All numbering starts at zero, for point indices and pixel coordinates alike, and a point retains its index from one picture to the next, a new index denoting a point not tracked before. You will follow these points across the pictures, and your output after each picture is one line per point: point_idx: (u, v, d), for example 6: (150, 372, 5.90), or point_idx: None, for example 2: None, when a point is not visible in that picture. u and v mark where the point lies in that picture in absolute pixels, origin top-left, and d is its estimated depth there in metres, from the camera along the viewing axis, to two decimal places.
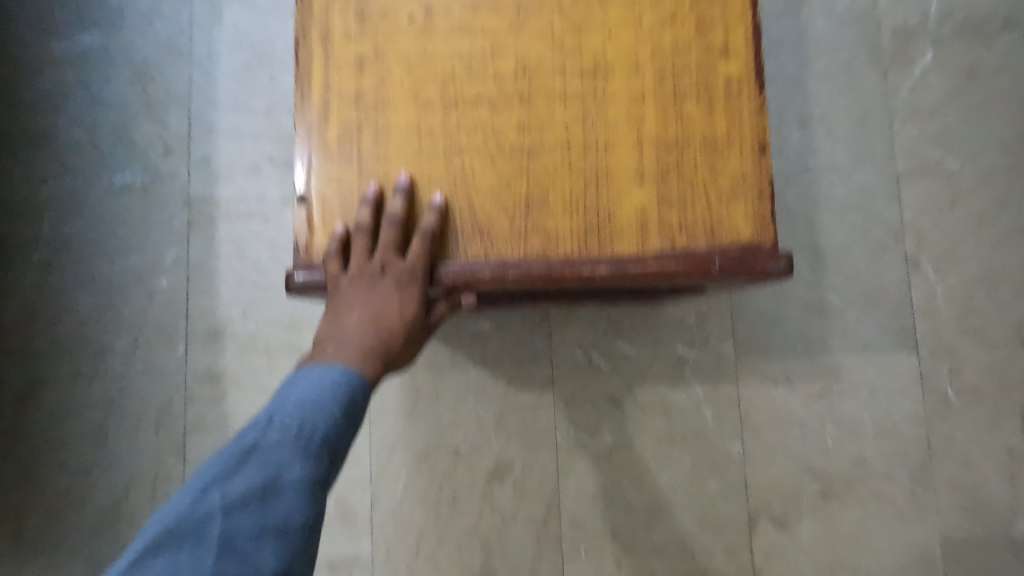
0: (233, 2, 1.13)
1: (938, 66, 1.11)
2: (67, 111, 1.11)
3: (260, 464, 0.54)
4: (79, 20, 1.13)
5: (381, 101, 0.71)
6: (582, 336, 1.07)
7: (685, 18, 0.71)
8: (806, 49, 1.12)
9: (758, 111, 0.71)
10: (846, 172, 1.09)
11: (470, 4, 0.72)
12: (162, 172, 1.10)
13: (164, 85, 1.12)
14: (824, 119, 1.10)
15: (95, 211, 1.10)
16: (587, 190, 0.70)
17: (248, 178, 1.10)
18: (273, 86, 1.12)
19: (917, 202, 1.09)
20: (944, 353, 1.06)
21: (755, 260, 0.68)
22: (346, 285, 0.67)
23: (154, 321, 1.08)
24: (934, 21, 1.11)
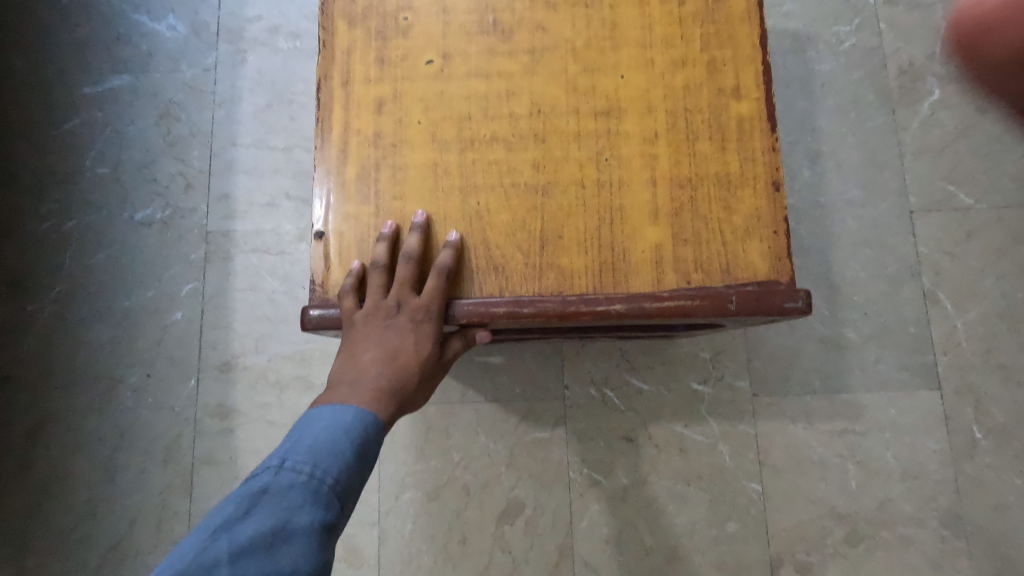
0: (256, 46, 1.18)
1: (946, 103, 1.12)
2: (94, 149, 1.15)
3: (271, 508, 0.53)
4: (110, 64, 1.18)
5: (399, 140, 0.73)
6: (595, 371, 1.05)
7: (696, 60, 0.73)
8: (814, 88, 1.13)
9: (771, 149, 0.71)
10: (859, 207, 1.09)
11: (485, 48, 0.74)
12: (182, 207, 1.13)
13: (187, 124, 1.16)
14: (835, 155, 1.11)
15: (115, 245, 1.12)
16: (602, 226, 0.70)
17: (266, 212, 1.12)
18: (292, 124, 1.15)
19: (932, 236, 1.08)
20: (969, 390, 1.02)
21: (773, 297, 0.68)
22: (361, 322, 0.68)
23: (168, 353, 1.08)
24: (940, 60, 1.13)
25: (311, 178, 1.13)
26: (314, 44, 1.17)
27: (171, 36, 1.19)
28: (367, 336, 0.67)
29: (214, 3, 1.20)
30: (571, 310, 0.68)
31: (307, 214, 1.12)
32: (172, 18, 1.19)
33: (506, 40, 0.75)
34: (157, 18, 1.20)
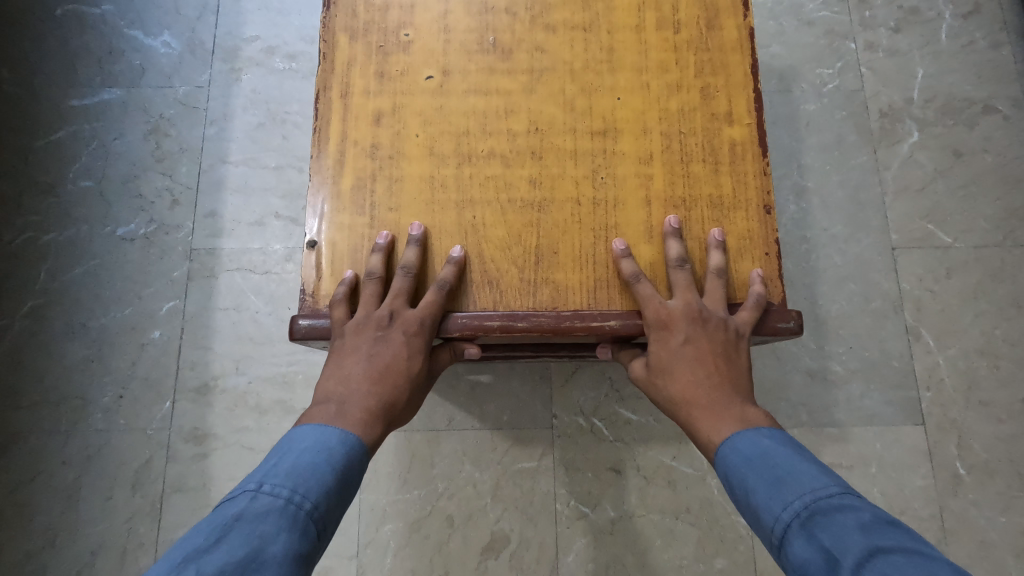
0: (251, 66, 1.18)
1: (925, 144, 1.14)
2: (79, 162, 1.14)
3: (244, 535, 0.51)
4: (100, 77, 1.18)
5: (397, 152, 0.73)
6: (583, 400, 1.05)
7: (691, 85, 0.74)
8: (799, 125, 1.15)
9: (763, 174, 0.72)
10: (844, 242, 1.10)
11: (486, 64, 0.75)
12: (167, 224, 1.12)
13: (177, 140, 1.15)
14: (820, 191, 1.13)
15: (95, 259, 1.11)
16: (597, 243, 0.71)
17: (253, 231, 1.12)
18: (284, 144, 1.15)
19: (914, 273, 1.09)
20: (951, 425, 1.03)
21: (767, 317, 0.69)
22: (352, 333, 0.67)
23: (143, 373, 1.07)
24: (919, 104, 1.16)
25: (300, 198, 1.13)
26: (312, 64, 1.18)
27: (165, 52, 1.19)
28: (358, 347, 0.66)
29: (210, 22, 1.20)
30: (565, 325, 0.68)
31: (295, 234, 1.11)
32: (167, 34, 1.20)
33: (505, 59, 0.75)
34: (151, 33, 1.20)
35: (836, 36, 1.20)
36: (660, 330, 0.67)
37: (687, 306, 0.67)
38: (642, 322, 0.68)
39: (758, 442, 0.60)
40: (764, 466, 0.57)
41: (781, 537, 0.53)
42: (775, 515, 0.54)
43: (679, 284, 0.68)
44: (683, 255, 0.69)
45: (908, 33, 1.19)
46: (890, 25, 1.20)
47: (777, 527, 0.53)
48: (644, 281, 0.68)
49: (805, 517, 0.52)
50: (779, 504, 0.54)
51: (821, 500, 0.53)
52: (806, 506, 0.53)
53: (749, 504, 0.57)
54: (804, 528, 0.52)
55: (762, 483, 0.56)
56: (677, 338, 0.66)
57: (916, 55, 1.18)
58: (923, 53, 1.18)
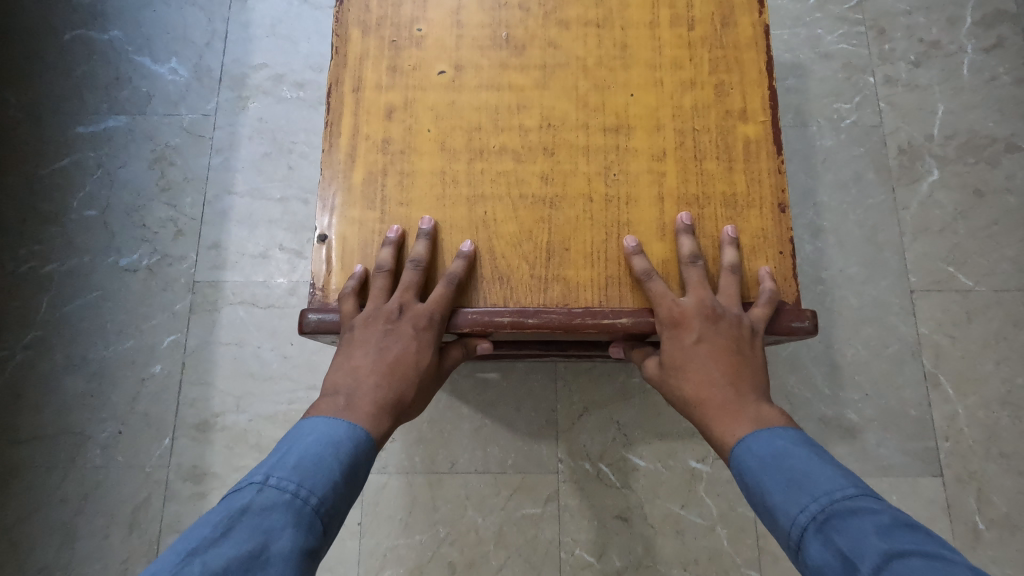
0: (259, 94, 1.19)
1: (945, 183, 1.11)
2: (84, 190, 1.15)
3: (250, 529, 0.52)
4: (107, 104, 1.19)
5: (408, 147, 0.73)
6: (590, 445, 1.02)
7: (705, 82, 0.72)
8: (815, 162, 1.12)
9: (778, 171, 0.71)
10: (860, 283, 1.07)
11: (499, 60, 0.74)
12: (169, 254, 1.12)
13: (182, 170, 1.16)
14: (836, 232, 1.09)
15: (97, 290, 1.11)
16: (609, 240, 0.70)
17: (257, 264, 1.12)
18: (290, 174, 1.15)
19: (933, 316, 1.06)
20: (971, 478, 0.99)
21: (780, 316, 0.68)
22: (361, 326, 0.68)
23: (143, 409, 1.06)
24: (939, 141, 1.13)
25: (305, 230, 1.13)
26: (319, 94, 1.19)
27: (172, 79, 1.20)
28: (366, 339, 0.67)
29: (218, 49, 1.21)
30: (576, 322, 0.67)
31: (299, 266, 1.11)
32: (175, 61, 1.21)
33: (518, 54, 0.74)
34: (159, 60, 1.21)
35: (855, 69, 1.17)
36: (673, 328, 0.66)
37: (700, 304, 0.66)
38: (654, 319, 0.68)
39: (772, 442, 0.59)
40: (779, 467, 0.57)
41: (798, 539, 0.53)
42: (791, 518, 0.54)
43: (691, 281, 0.67)
44: (696, 251, 0.68)
45: (928, 68, 1.16)
46: (910, 59, 1.17)
47: (794, 531, 0.53)
48: (656, 278, 0.67)
49: (821, 520, 0.52)
50: (794, 506, 0.54)
51: (837, 503, 0.52)
52: (822, 509, 0.52)
53: (766, 505, 0.56)
54: (821, 532, 0.51)
55: (777, 484, 0.56)
56: (690, 336, 0.65)
57: (936, 90, 1.15)
58: (943, 88, 1.15)
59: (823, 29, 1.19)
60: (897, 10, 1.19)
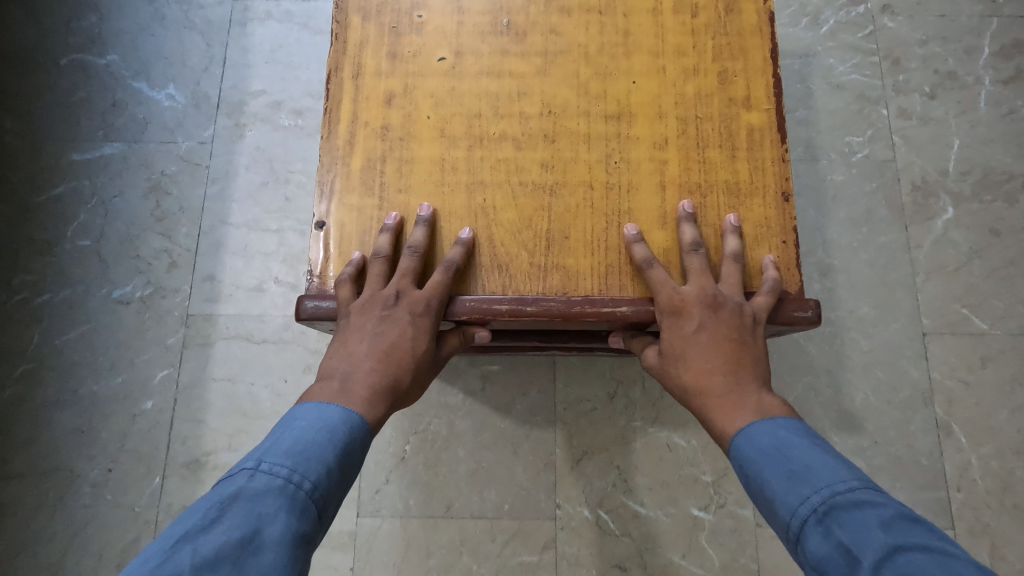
0: (256, 121, 1.15)
1: (960, 221, 1.08)
2: (78, 219, 1.11)
3: (242, 516, 0.50)
4: (102, 131, 1.15)
5: (407, 134, 0.72)
6: (590, 490, 0.98)
7: (707, 70, 0.72)
8: (825, 200, 1.10)
9: (781, 159, 0.70)
10: (871, 326, 1.04)
11: (500, 47, 0.74)
12: (164, 286, 1.09)
13: (178, 199, 1.12)
14: (846, 271, 1.07)
15: (88, 323, 1.07)
16: (609, 228, 0.69)
17: (251, 297, 1.08)
18: (286, 206, 1.12)
19: (946, 360, 1.02)
20: (984, 531, 0.95)
21: (784, 305, 0.67)
22: (356, 312, 0.65)
23: (133, 446, 1.02)
24: (954, 178, 1.10)
25: (302, 263, 1.09)
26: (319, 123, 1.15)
27: (169, 105, 1.17)
28: (361, 326, 0.64)
29: (217, 74, 1.18)
30: (575, 311, 0.66)
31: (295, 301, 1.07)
32: (171, 87, 1.17)
33: (519, 42, 0.74)
34: (156, 86, 1.17)
35: (867, 101, 1.14)
36: (672, 317, 0.64)
37: (701, 291, 0.64)
38: (654, 307, 0.66)
39: (775, 432, 0.57)
40: (781, 458, 0.55)
41: (797, 532, 0.51)
42: (791, 510, 0.52)
43: (692, 268, 0.66)
44: (697, 239, 0.67)
45: (944, 99, 1.14)
46: (925, 90, 1.14)
47: (794, 523, 0.52)
48: (657, 266, 0.66)
49: (822, 513, 0.51)
50: (795, 498, 0.52)
51: (839, 495, 0.51)
52: (824, 501, 0.51)
53: (765, 497, 0.55)
54: (821, 524, 0.50)
55: (777, 475, 0.55)
56: (689, 324, 0.63)
57: (952, 123, 1.13)
58: (960, 122, 1.13)
59: (835, 58, 1.16)
60: (912, 40, 1.17)
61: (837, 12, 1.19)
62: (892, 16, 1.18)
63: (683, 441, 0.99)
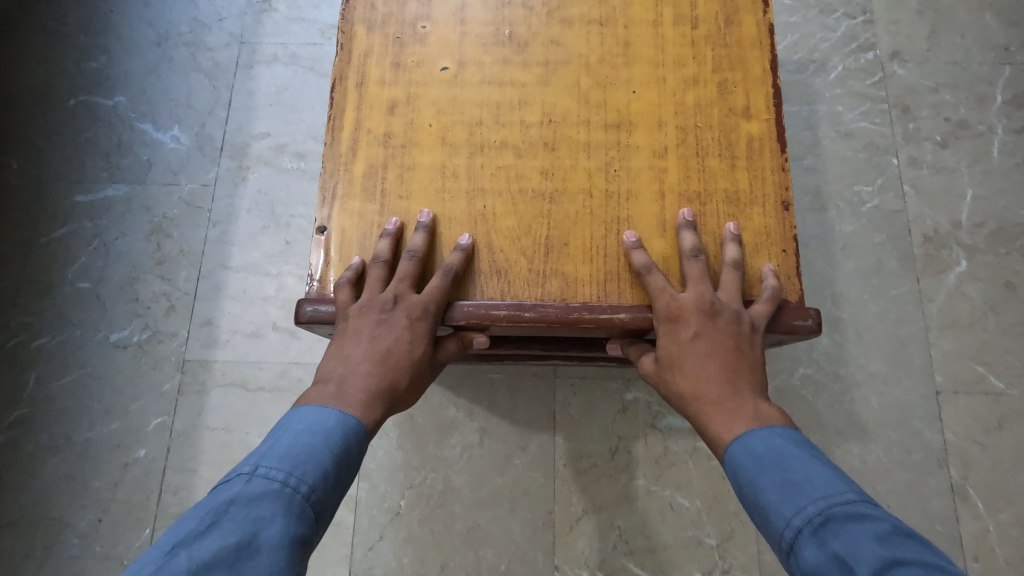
0: (260, 164, 1.14)
1: (974, 274, 1.05)
2: (79, 262, 1.10)
3: (238, 521, 0.49)
4: (107, 171, 1.14)
5: (409, 141, 0.72)
6: (589, 552, 0.94)
7: (707, 80, 0.73)
8: (833, 249, 1.07)
9: (781, 169, 0.70)
10: (881, 383, 1.01)
11: (501, 57, 0.75)
12: (161, 330, 1.07)
13: (179, 243, 1.11)
14: (856, 324, 1.03)
15: (86, 367, 1.05)
16: (608, 235, 0.69)
17: (249, 342, 1.06)
18: (286, 249, 1.10)
19: (960, 422, 0.99)
20: None
21: (783, 314, 0.66)
22: (355, 316, 0.65)
23: (124, 496, 0.99)
24: (967, 230, 1.07)
25: None
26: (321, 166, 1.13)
27: (173, 147, 1.15)
28: (360, 329, 0.64)
29: (221, 117, 1.17)
30: (572, 317, 0.66)
31: (293, 347, 1.05)
32: (177, 128, 1.16)
33: (521, 52, 0.75)
34: (162, 127, 1.17)
35: (877, 150, 1.11)
36: (670, 323, 0.64)
37: (700, 298, 0.64)
38: (652, 314, 0.66)
39: (770, 442, 0.57)
40: (775, 468, 0.55)
41: (791, 542, 0.51)
42: (786, 520, 0.52)
43: (691, 275, 0.66)
44: (697, 246, 0.67)
45: (956, 149, 1.11)
46: (936, 138, 1.12)
47: (788, 533, 0.51)
48: (656, 272, 0.66)
49: (817, 524, 0.50)
50: (790, 508, 0.52)
51: (835, 507, 0.50)
52: (820, 512, 0.50)
53: (759, 507, 0.54)
54: (816, 536, 0.49)
55: (772, 485, 0.54)
56: (687, 331, 0.63)
57: (965, 173, 1.09)
58: (972, 172, 1.09)
59: (844, 105, 1.14)
60: (922, 88, 1.14)
61: (845, 58, 1.17)
62: (901, 63, 1.16)
63: (687, 501, 0.96)
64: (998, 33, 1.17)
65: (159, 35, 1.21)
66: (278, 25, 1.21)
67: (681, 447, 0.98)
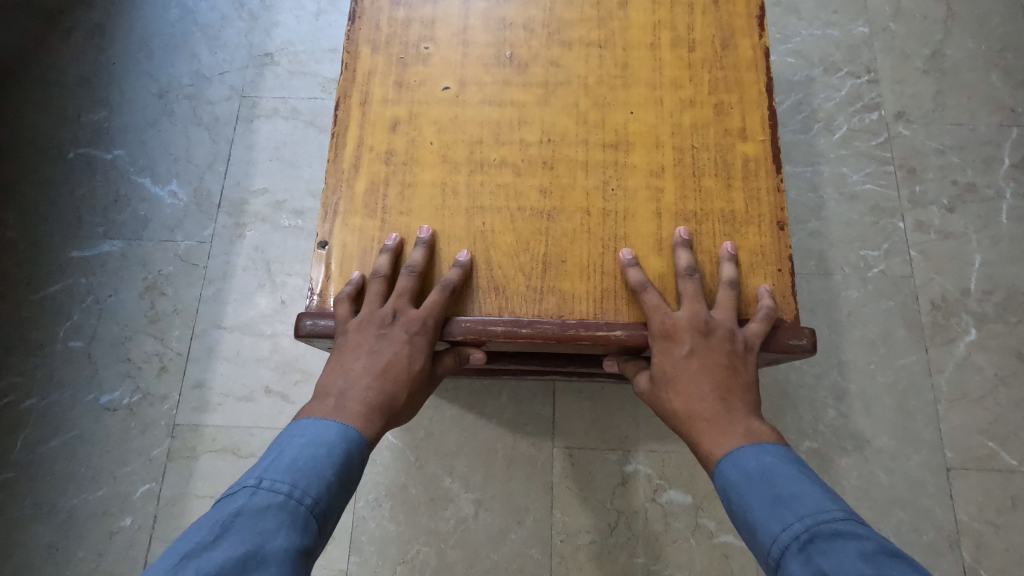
0: (257, 221, 1.14)
1: (984, 344, 1.02)
2: (71, 320, 1.09)
3: (244, 532, 0.49)
4: (104, 227, 1.14)
5: (410, 159, 0.73)
6: None
7: (704, 102, 0.74)
8: (839, 316, 1.04)
9: (776, 190, 0.71)
10: (890, 458, 0.97)
11: (502, 77, 0.76)
12: (152, 393, 1.05)
13: (173, 300, 1.10)
14: (862, 395, 1.00)
15: (74, 431, 1.03)
16: (605, 253, 0.70)
17: (241, 406, 1.04)
18: (281, 309, 1.09)
19: (971, 500, 0.95)
20: None
21: (777, 334, 0.67)
22: (354, 330, 0.66)
23: (107, 567, 0.96)
24: (976, 297, 1.05)
25: (295, 371, 1.06)
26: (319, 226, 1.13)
27: (171, 203, 1.15)
28: (359, 343, 0.65)
29: (220, 172, 1.17)
30: (569, 333, 0.66)
31: (285, 413, 1.03)
32: (175, 183, 1.17)
33: (521, 73, 0.76)
34: (160, 182, 1.17)
35: (883, 213, 1.09)
36: (664, 341, 0.64)
37: (693, 316, 0.65)
38: (647, 332, 0.66)
39: (761, 458, 0.57)
40: (765, 484, 0.55)
41: (778, 558, 0.51)
42: (773, 536, 0.52)
43: (686, 294, 0.66)
44: (692, 265, 0.68)
45: (964, 213, 1.09)
46: (943, 202, 1.10)
47: (774, 549, 0.51)
48: (651, 290, 0.66)
49: (804, 540, 0.50)
50: (777, 524, 0.52)
51: (822, 524, 0.50)
52: (807, 528, 0.50)
53: (748, 522, 0.54)
54: (803, 552, 0.49)
55: (761, 501, 0.54)
56: (681, 349, 0.63)
57: (973, 238, 1.08)
58: (980, 237, 1.08)
59: (849, 166, 1.12)
60: (929, 149, 1.13)
61: (850, 117, 1.15)
62: (907, 123, 1.15)
63: None
64: (1005, 93, 1.16)
65: (161, 88, 1.23)
66: (280, 79, 1.22)
67: (683, 523, 0.95)
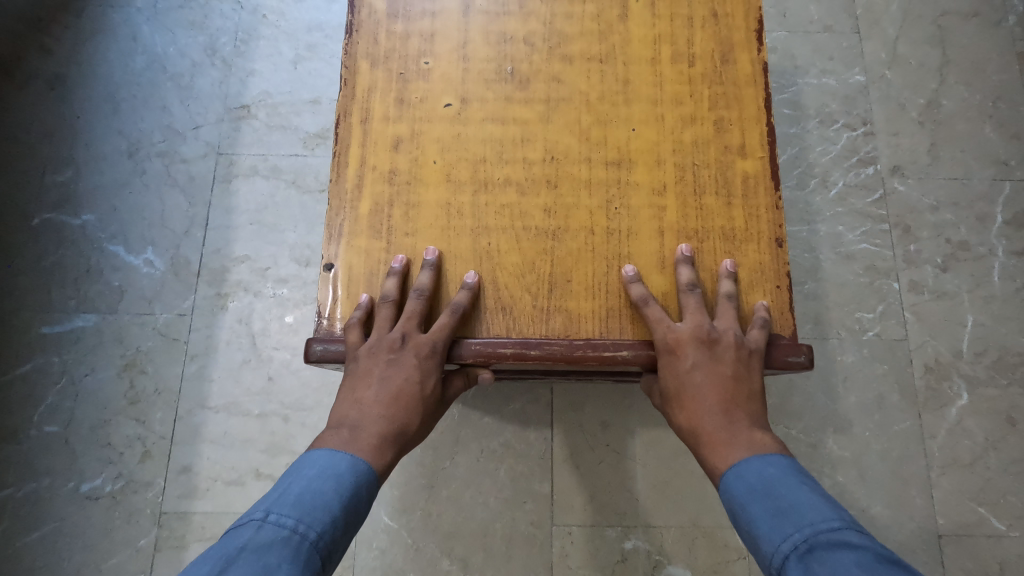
0: (239, 291, 1.10)
1: (976, 408, 1.03)
2: (47, 402, 1.05)
3: (247, 566, 0.50)
4: (75, 301, 1.09)
5: (413, 178, 0.74)
6: None
7: (705, 118, 0.75)
8: (835, 382, 1.04)
9: (775, 207, 0.72)
10: (883, 526, 0.98)
11: (503, 93, 0.76)
12: (135, 480, 1.02)
13: (153, 379, 1.06)
14: (857, 464, 1.01)
15: (55, 521, 1.00)
16: (610, 271, 0.71)
17: (231, 490, 1.01)
18: (269, 386, 1.06)
19: (962, 568, 0.96)
20: None
21: (776, 350, 0.68)
22: (365, 356, 0.66)
23: None
24: (969, 359, 1.05)
25: (284, 452, 1.03)
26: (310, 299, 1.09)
27: (147, 272, 1.11)
28: (371, 369, 0.65)
29: (198, 238, 1.12)
30: (577, 354, 0.67)
31: None
32: (150, 251, 1.12)
33: (522, 88, 0.76)
34: (134, 250, 1.12)
35: (878, 273, 1.09)
36: (667, 355, 0.66)
37: (696, 329, 0.66)
38: (651, 348, 0.67)
39: (763, 470, 0.58)
40: (766, 494, 0.57)
41: (779, 566, 0.52)
42: (774, 546, 0.53)
43: (688, 307, 0.67)
44: (693, 280, 0.69)
45: (957, 272, 1.09)
46: (938, 261, 1.10)
47: (776, 558, 0.53)
48: (654, 305, 0.67)
49: (803, 550, 0.52)
50: (778, 535, 0.54)
51: (821, 534, 0.52)
52: (806, 538, 0.52)
53: (750, 532, 0.56)
54: (802, 561, 0.51)
55: (763, 511, 0.56)
56: (685, 362, 0.65)
57: (966, 298, 1.08)
58: (974, 297, 1.08)
59: (844, 225, 1.12)
60: (924, 205, 1.13)
61: (846, 172, 1.15)
62: (902, 178, 1.14)
63: None
64: (999, 145, 1.16)
65: (130, 146, 1.17)
66: (257, 135, 1.17)
67: None
